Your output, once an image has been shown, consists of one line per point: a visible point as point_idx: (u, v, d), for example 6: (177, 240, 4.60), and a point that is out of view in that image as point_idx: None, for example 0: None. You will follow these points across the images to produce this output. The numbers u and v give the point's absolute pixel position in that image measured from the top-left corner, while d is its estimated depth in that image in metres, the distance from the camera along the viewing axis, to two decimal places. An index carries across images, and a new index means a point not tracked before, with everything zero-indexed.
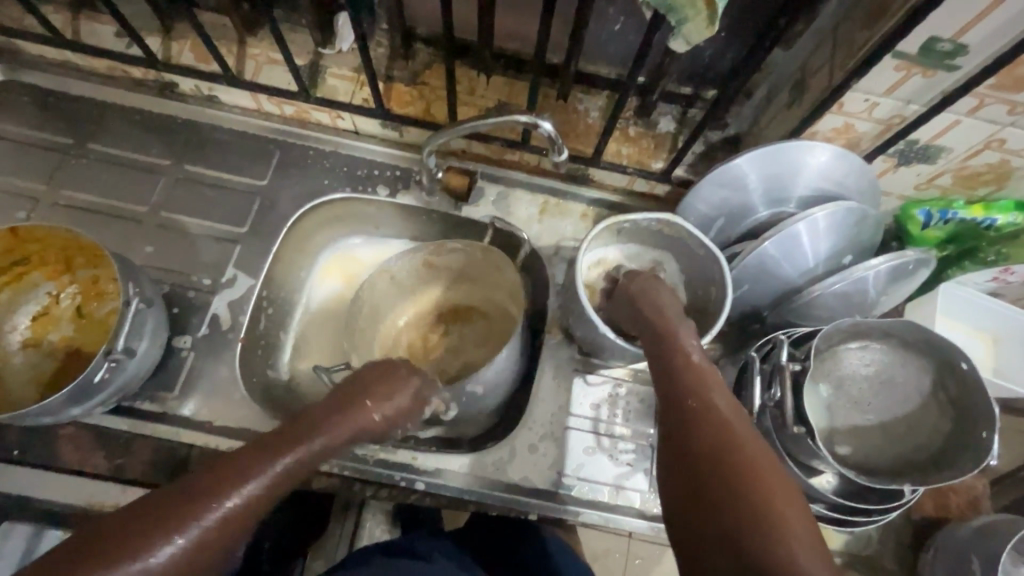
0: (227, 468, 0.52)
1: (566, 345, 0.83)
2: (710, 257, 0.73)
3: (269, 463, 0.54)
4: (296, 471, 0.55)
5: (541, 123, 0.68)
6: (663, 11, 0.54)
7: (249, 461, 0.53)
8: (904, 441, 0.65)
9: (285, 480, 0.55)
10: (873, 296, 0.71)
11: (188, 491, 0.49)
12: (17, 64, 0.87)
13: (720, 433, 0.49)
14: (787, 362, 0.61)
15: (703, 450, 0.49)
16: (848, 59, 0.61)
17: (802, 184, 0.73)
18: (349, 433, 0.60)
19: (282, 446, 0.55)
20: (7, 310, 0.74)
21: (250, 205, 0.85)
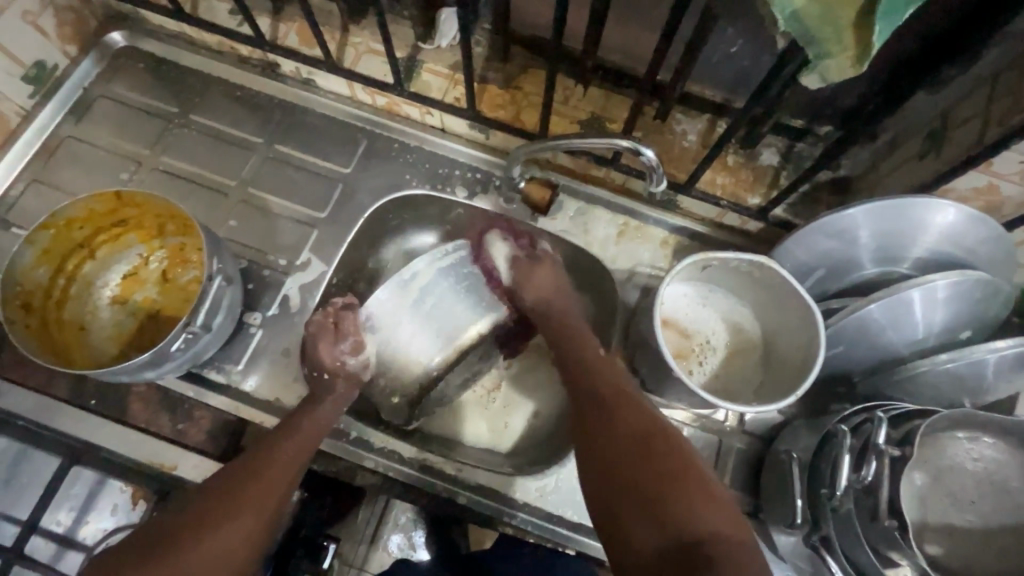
0: (246, 470, 0.62)
1: (629, 378, 0.79)
2: (803, 310, 0.67)
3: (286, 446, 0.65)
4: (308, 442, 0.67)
5: (642, 150, 0.64)
6: (800, 44, 0.48)
7: (254, 458, 0.63)
8: (1009, 554, 0.57)
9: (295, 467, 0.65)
10: (990, 382, 0.63)
11: (219, 491, 0.60)
12: (138, 32, 0.91)
13: (625, 422, 0.60)
14: (885, 444, 0.55)
15: (645, 441, 0.58)
16: (1013, 115, 0.53)
17: (922, 244, 0.65)
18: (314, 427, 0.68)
19: (277, 441, 0.65)
20: (101, 267, 0.77)
21: (332, 191, 0.86)
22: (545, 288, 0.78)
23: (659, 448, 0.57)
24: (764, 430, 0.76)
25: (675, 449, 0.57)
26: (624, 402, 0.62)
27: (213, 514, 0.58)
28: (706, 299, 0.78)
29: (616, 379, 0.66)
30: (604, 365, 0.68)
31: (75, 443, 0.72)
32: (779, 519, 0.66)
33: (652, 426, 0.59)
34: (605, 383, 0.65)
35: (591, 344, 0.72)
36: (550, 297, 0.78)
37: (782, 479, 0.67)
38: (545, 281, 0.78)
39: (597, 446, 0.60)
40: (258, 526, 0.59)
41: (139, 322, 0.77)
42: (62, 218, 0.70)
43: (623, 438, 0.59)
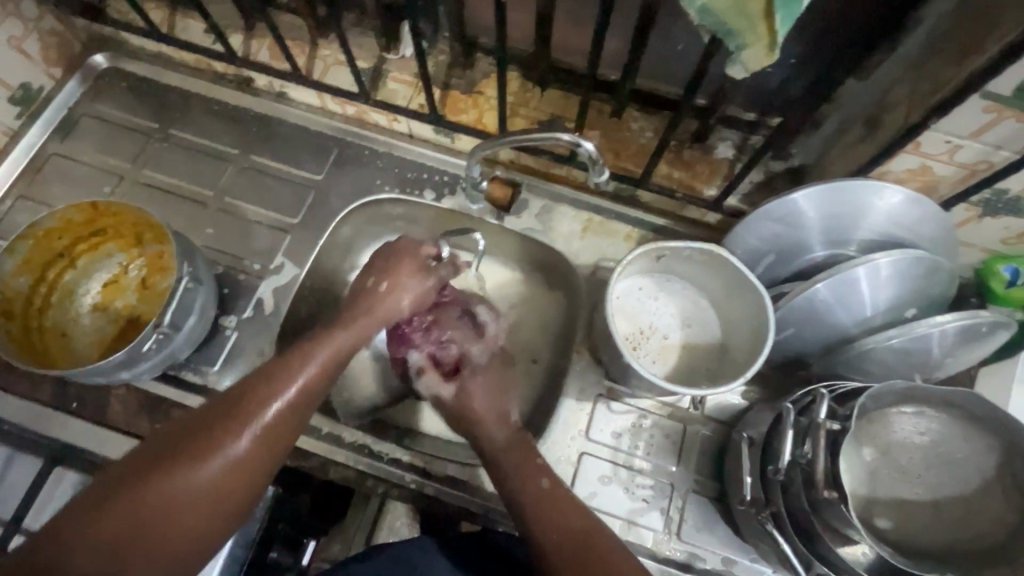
0: (241, 398, 0.60)
1: (594, 368, 0.81)
2: (754, 294, 0.69)
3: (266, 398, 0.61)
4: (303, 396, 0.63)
5: (582, 143, 0.67)
6: (720, 36, 0.50)
7: (249, 396, 0.60)
8: (956, 525, 0.59)
9: (294, 403, 0.62)
10: (937, 357, 0.64)
11: (196, 431, 0.57)
12: (120, 53, 0.96)
13: (569, 520, 0.60)
14: (824, 419, 0.56)
15: (574, 532, 0.59)
16: (932, 95, 0.56)
17: (866, 226, 0.67)
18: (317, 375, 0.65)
19: (281, 378, 0.63)
20: (83, 275, 0.81)
21: (304, 197, 0.89)
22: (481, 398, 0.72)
23: (603, 547, 0.58)
24: (728, 416, 0.78)
25: (610, 552, 0.57)
26: (559, 501, 0.62)
27: (197, 448, 0.56)
28: (665, 290, 0.81)
29: (535, 480, 0.63)
30: (513, 448, 0.67)
31: (57, 444, 0.76)
32: (736, 499, 0.67)
33: (580, 523, 0.60)
34: (536, 494, 0.62)
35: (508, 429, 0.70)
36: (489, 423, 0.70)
37: (739, 460, 0.68)
38: (484, 397, 0.72)
39: (541, 525, 0.60)
40: (245, 464, 0.57)
41: (119, 327, 0.80)
42: (41, 228, 0.74)
43: (563, 532, 0.59)
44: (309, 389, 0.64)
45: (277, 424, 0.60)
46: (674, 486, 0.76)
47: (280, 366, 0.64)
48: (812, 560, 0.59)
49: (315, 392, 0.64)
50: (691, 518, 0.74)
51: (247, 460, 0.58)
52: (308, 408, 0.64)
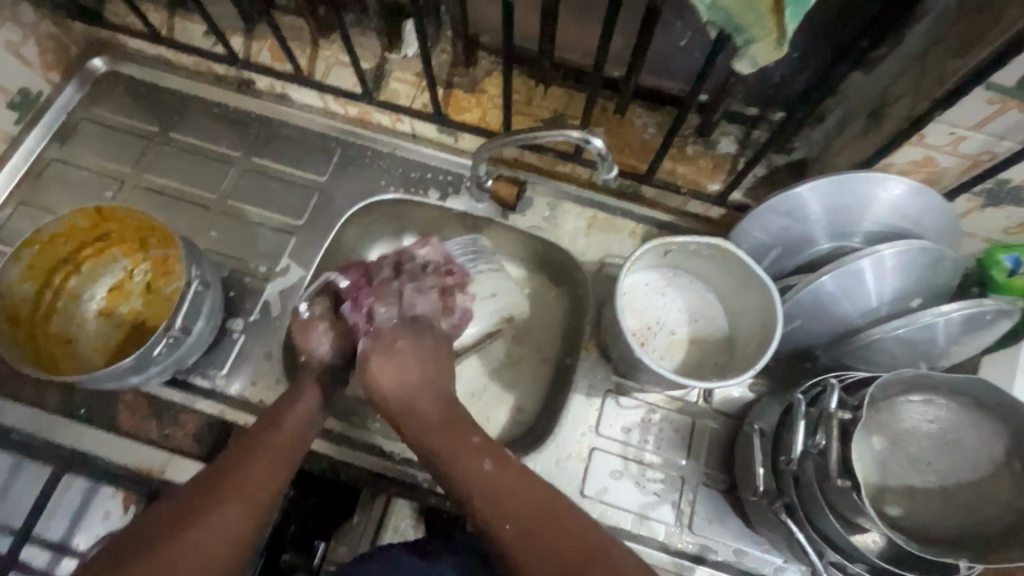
0: (229, 464, 0.62)
1: (602, 364, 0.81)
2: (761, 288, 0.70)
3: (260, 449, 0.64)
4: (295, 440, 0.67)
5: (591, 139, 0.68)
6: (728, 31, 0.51)
7: (243, 451, 0.64)
8: (965, 511, 0.60)
9: (282, 455, 0.65)
10: (942, 346, 0.65)
11: (198, 492, 0.59)
12: (118, 56, 0.95)
13: (529, 495, 0.59)
14: (836, 409, 0.57)
15: (538, 512, 0.58)
16: (936, 87, 0.56)
17: (870, 218, 0.68)
18: (303, 418, 0.69)
19: (262, 438, 0.65)
20: (87, 281, 0.80)
21: (309, 199, 0.89)
22: (390, 378, 0.69)
23: (563, 518, 0.57)
24: (736, 408, 0.78)
25: (572, 526, 0.57)
26: (506, 479, 0.60)
27: (196, 513, 0.57)
28: (671, 286, 0.81)
29: (475, 462, 0.61)
30: (448, 426, 0.65)
31: (66, 452, 0.75)
32: (747, 491, 0.68)
33: (529, 499, 0.59)
34: (472, 469, 0.61)
35: (441, 402, 0.68)
36: (421, 401, 0.68)
37: (749, 452, 0.68)
38: (417, 371, 0.70)
39: (492, 504, 0.59)
40: (247, 515, 0.59)
41: (125, 332, 0.80)
42: (45, 234, 0.73)
43: (523, 506, 0.58)
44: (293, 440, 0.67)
45: (268, 476, 0.62)
46: (684, 479, 0.76)
47: (266, 421, 0.68)
48: (824, 547, 0.60)
49: (305, 434, 0.69)
50: (702, 511, 0.75)
51: (247, 512, 0.59)
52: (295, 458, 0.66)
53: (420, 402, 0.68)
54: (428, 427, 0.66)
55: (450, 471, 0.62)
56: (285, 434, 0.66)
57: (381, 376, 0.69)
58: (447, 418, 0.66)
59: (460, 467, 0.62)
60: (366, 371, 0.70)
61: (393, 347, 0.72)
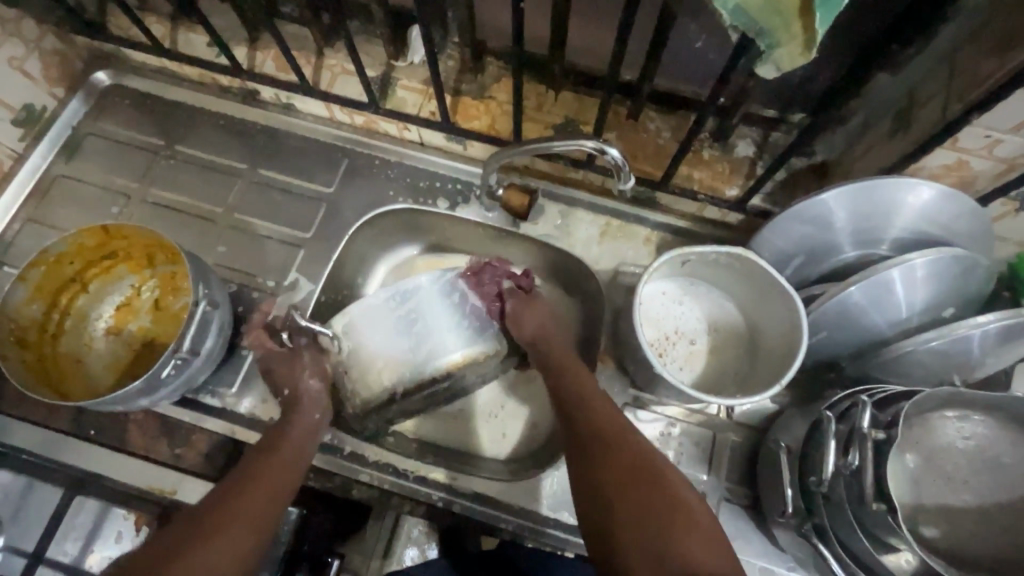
0: (227, 491, 0.61)
1: (619, 377, 0.79)
2: (785, 298, 0.68)
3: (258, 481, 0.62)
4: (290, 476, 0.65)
5: (608, 149, 0.65)
6: (751, 35, 0.48)
7: (238, 483, 0.62)
8: (1006, 534, 0.57)
9: (280, 481, 0.64)
10: (977, 358, 0.62)
11: (195, 521, 0.57)
12: (123, 70, 0.94)
13: (604, 426, 0.62)
14: (869, 428, 0.55)
15: (615, 436, 0.61)
16: (972, 89, 0.53)
17: (898, 225, 0.65)
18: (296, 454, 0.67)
19: (260, 464, 0.64)
20: (95, 299, 0.79)
21: (316, 210, 0.87)
22: (532, 325, 0.77)
23: (656, 469, 0.58)
24: (758, 421, 0.76)
25: (673, 486, 0.57)
26: (596, 404, 0.65)
27: (195, 541, 0.55)
28: (689, 295, 0.79)
29: (601, 404, 0.65)
30: (569, 364, 0.72)
31: (77, 474, 0.74)
32: (774, 509, 0.66)
33: (638, 447, 0.60)
34: (601, 414, 0.64)
35: (563, 347, 0.75)
36: (548, 340, 0.76)
37: (775, 469, 0.66)
38: (541, 325, 0.77)
39: (588, 422, 0.63)
40: (244, 543, 0.57)
41: (134, 351, 0.78)
42: (52, 254, 0.73)
43: (604, 426, 0.63)
44: (291, 465, 0.66)
45: (266, 502, 0.61)
46: (705, 495, 0.74)
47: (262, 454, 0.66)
48: (858, 571, 0.57)
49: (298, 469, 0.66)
50: (725, 528, 0.73)
51: (244, 539, 0.57)
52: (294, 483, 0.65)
53: (556, 344, 0.75)
54: (554, 361, 0.73)
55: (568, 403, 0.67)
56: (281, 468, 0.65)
57: (525, 318, 0.77)
58: (568, 355, 0.74)
59: (575, 389, 0.68)
60: (522, 327, 0.77)
61: (538, 301, 0.79)
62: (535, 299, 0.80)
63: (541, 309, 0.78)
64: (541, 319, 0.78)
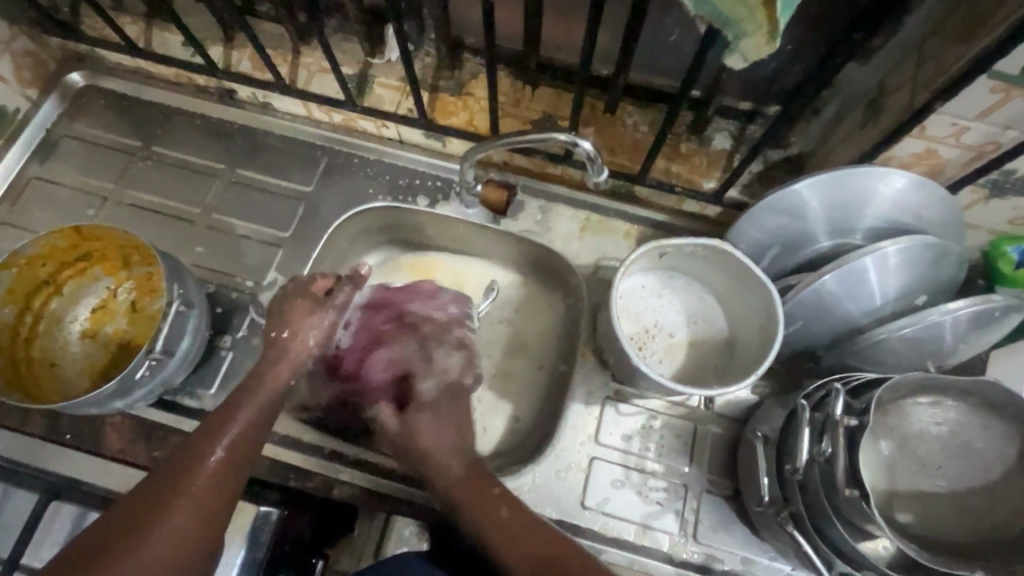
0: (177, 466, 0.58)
1: (600, 371, 0.79)
2: (760, 289, 0.68)
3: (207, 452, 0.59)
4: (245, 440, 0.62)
5: (580, 142, 0.66)
6: (717, 26, 0.48)
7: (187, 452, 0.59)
8: (979, 517, 0.57)
9: (235, 456, 0.61)
10: (950, 344, 0.63)
11: (136, 506, 0.55)
12: (97, 70, 0.93)
13: (542, 538, 0.59)
14: (841, 416, 0.55)
15: (557, 554, 0.57)
16: (937, 77, 0.54)
17: (871, 214, 0.66)
18: (255, 416, 0.64)
19: (211, 438, 0.60)
20: (69, 302, 0.78)
21: (295, 210, 0.87)
22: (427, 442, 0.67)
23: (562, 566, 0.56)
24: (738, 412, 0.76)
25: (573, 566, 0.56)
26: (529, 526, 0.60)
27: (132, 534, 0.53)
28: (668, 288, 0.79)
29: (495, 514, 0.61)
30: (469, 479, 0.65)
31: (53, 478, 0.73)
32: (752, 499, 0.66)
33: (546, 540, 0.59)
34: (534, 531, 0.59)
35: (464, 461, 0.66)
36: (440, 454, 0.66)
37: (753, 459, 0.66)
38: (437, 436, 0.68)
39: (519, 547, 0.58)
40: (191, 527, 0.55)
41: (111, 354, 0.78)
42: (23, 256, 0.72)
43: (540, 546, 0.58)
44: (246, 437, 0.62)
45: (217, 480, 0.58)
46: (687, 487, 0.74)
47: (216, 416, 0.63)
48: (833, 557, 0.58)
49: (255, 436, 0.63)
50: (707, 519, 0.73)
51: (189, 525, 0.55)
52: (252, 456, 0.62)
53: (430, 462, 0.66)
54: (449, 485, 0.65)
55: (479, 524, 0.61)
56: (233, 438, 0.61)
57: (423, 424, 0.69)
58: (465, 476, 0.65)
59: (488, 516, 0.61)
60: (413, 441, 0.68)
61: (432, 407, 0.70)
62: (461, 391, 0.73)
63: (445, 414, 0.70)
64: (451, 442, 0.67)
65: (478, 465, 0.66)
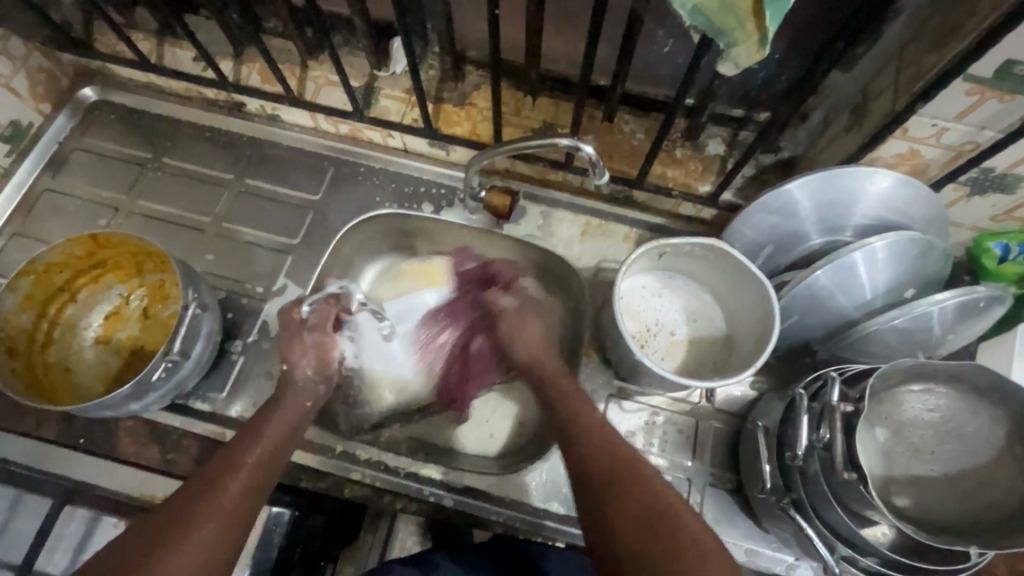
0: (201, 482, 0.59)
1: (603, 369, 0.81)
2: (756, 285, 0.71)
3: (243, 456, 0.62)
4: (274, 449, 0.66)
5: (582, 146, 0.69)
6: (710, 36, 0.52)
7: (224, 459, 0.62)
8: (971, 498, 0.60)
9: (262, 468, 0.63)
10: (938, 334, 0.65)
11: (172, 508, 0.56)
12: (109, 85, 0.96)
13: (614, 450, 0.59)
14: (838, 402, 0.58)
15: (626, 470, 0.56)
16: (916, 82, 0.58)
17: (859, 212, 0.69)
18: (281, 421, 0.68)
19: (245, 442, 0.64)
20: (83, 309, 0.80)
21: (303, 217, 0.89)
22: (518, 335, 0.77)
23: (647, 475, 0.56)
24: (739, 406, 0.79)
25: (649, 479, 0.55)
26: (603, 435, 0.61)
27: (173, 528, 0.54)
28: (666, 288, 0.82)
29: (586, 412, 0.64)
30: (564, 382, 0.70)
31: (66, 483, 0.74)
32: (754, 487, 0.68)
33: (626, 454, 0.58)
34: (606, 448, 0.59)
35: (554, 355, 0.75)
36: (539, 352, 0.75)
37: (754, 449, 0.68)
38: (531, 334, 0.77)
39: (582, 449, 0.60)
40: (230, 527, 0.57)
41: (123, 359, 0.79)
42: (41, 263, 0.74)
43: (603, 463, 0.58)
44: (269, 456, 0.64)
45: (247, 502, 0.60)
46: (690, 481, 0.76)
47: (244, 430, 0.66)
48: (834, 541, 0.60)
49: (282, 445, 0.67)
50: (710, 511, 0.75)
51: (223, 529, 0.56)
52: (276, 470, 0.65)
53: (535, 352, 0.75)
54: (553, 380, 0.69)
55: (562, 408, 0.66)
56: (264, 442, 0.65)
57: (514, 340, 0.77)
58: (560, 372, 0.72)
59: (574, 409, 0.65)
60: (520, 335, 0.77)
61: (526, 314, 0.79)
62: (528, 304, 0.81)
63: (525, 316, 0.79)
64: (541, 336, 0.77)
65: (591, 411, 0.64)
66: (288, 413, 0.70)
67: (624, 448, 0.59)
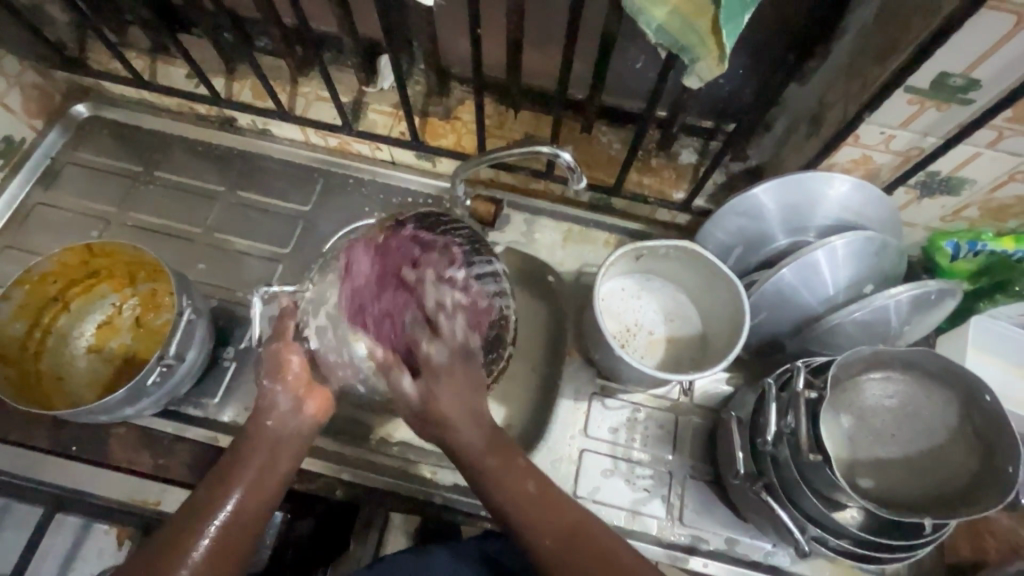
0: (178, 524, 0.56)
1: (587, 368, 0.84)
2: (725, 282, 0.76)
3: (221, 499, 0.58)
4: (260, 484, 0.61)
5: (560, 154, 0.73)
6: (675, 52, 0.56)
7: (198, 504, 0.58)
8: (929, 477, 0.64)
9: (251, 506, 0.59)
10: (896, 326, 0.70)
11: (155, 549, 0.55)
12: (101, 102, 0.98)
13: (563, 511, 0.59)
14: (803, 388, 0.62)
15: (580, 528, 0.58)
16: (864, 93, 0.63)
17: (821, 214, 0.74)
18: (264, 456, 0.62)
19: (223, 485, 0.59)
20: (76, 318, 0.81)
21: (294, 227, 0.92)
22: (454, 415, 0.61)
23: (594, 529, 0.58)
24: (716, 402, 0.82)
25: (601, 538, 0.57)
26: (552, 498, 0.59)
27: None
28: (645, 289, 0.86)
29: (525, 481, 0.60)
30: (496, 448, 0.62)
31: (58, 490, 0.75)
32: (731, 476, 0.71)
33: (575, 513, 0.59)
34: (552, 510, 0.59)
35: (486, 429, 0.62)
36: (460, 424, 0.61)
37: (729, 438, 0.72)
38: (460, 402, 0.62)
39: (529, 519, 0.58)
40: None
41: (115, 368, 0.80)
42: (35, 273, 0.76)
43: (555, 523, 0.58)
44: (253, 497, 0.59)
45: (207, 571, 0.55)
46: (671, 474, 0.79)
47: (223, 466, 0.61)
48: (805, 523, 0.63)
49: (270, 477, 0.62)
50: (690, 502, 0.78)
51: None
52: (267, 504, 0.61)
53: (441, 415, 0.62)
54: (473, 452, 0.61)
55: (496, 489, 0.60)
56: (244, 486, 0.59)
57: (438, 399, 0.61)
58: (494, 443, 0.62)
59: (501, 484, 0.60)
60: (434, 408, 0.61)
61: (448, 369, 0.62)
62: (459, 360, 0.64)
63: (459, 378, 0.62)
64: (470, 408, 0.62)
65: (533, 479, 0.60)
66: (267, 439, 0.63)
67: (574, 507, 0.59)
